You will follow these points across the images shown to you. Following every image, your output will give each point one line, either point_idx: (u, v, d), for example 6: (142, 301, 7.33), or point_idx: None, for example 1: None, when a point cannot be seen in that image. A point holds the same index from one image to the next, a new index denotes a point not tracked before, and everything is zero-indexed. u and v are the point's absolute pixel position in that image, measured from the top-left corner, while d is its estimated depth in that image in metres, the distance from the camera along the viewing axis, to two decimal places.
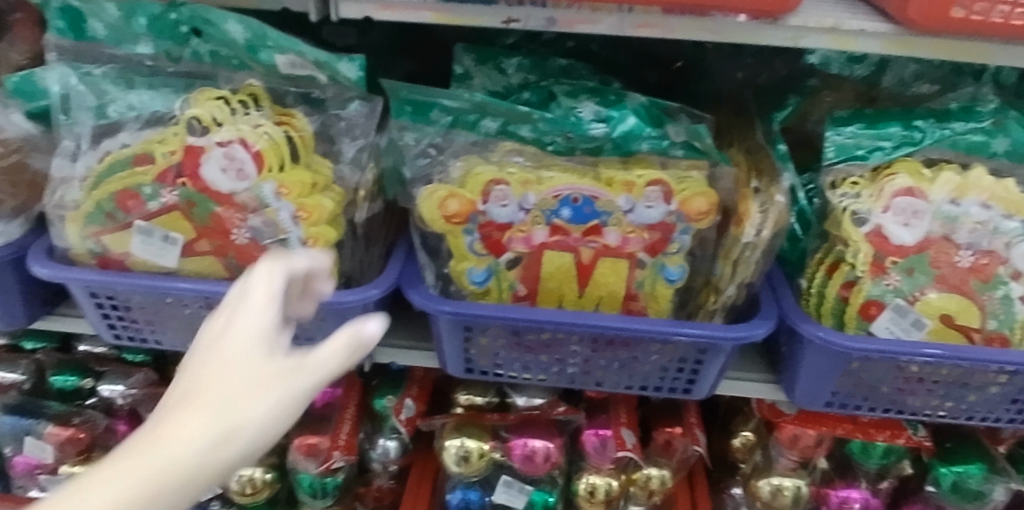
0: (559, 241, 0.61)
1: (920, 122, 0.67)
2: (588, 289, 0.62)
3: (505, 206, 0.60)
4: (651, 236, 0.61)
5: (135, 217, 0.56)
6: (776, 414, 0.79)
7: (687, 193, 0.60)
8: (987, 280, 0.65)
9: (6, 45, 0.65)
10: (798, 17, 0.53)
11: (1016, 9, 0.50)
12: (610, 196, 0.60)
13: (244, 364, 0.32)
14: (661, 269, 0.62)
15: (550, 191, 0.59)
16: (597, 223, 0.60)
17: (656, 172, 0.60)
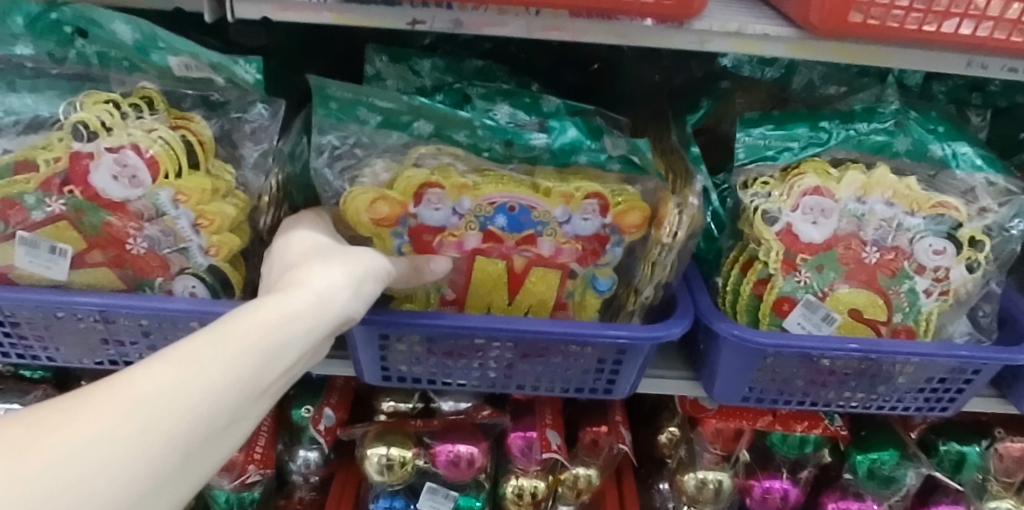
0: (490, 247, 0.60)
1: (826, 122, 0.69)
2: (517, 297, 0.62)
3: (437, 209, 0.59)
4: (582, 248, 0.61)
5: (17, 227, 0.53)
6: (698, 410, 0.82)
7: (622, 208, 0.61)
8: (893, 274, 0.67)
9: None
10: (703, 21, 0.54)
11: (910, 14, 0.52)
12: (547, 207, 0.59)
13: (334, 252, 0.49)
14: (591, 280, 0.63)
15: (485, 198, 0.59)
16: (532, 233, 0.60)
17: (595, 185, 0.60)
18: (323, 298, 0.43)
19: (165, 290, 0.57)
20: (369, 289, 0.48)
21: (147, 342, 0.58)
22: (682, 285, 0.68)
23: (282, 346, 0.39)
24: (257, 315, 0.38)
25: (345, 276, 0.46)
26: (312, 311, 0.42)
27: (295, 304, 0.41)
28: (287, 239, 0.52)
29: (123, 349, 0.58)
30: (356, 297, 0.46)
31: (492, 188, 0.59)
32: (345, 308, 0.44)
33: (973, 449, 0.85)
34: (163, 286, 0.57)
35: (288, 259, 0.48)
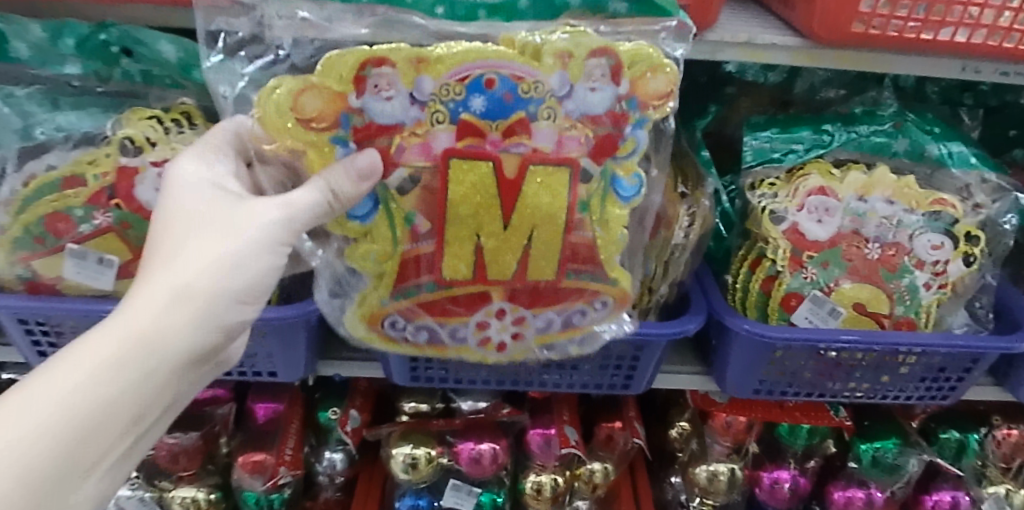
0: (467, 145, 0.50)
1: (828, 126, 0.73)
2: (513, 217, 0.52)
3: (389, 99, 0.49)
4: (597, 140, 0.51)
5: (67, 240, 0.55)
6: (709, 403, 0.85)
7: (639, 72, 0.50)
8: (893, 269, 0.70)
9: None
10: (714, 33, 0.57)
11: (909, 23, 0.55)
12: (540, 76, 0.48)
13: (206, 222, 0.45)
14: (613, 180, 0.54)
15: (451, 73, 0.48)
16: (523, 117, 0.49)
17: (599, 40, 0.48)
18: (172, 315, 0.42)
19: None
20: (257, 267, 0.45)
21: None
22: (694, 281, 0.71)
23: (122, 376, 0.39)
24: (93, 348, 0.39)
25: (213, 270, 0.43)
26: (164, 329, 0.41)
27: (146, 319, 0.41)
28: (176, 179, 0.48)
29: None
30: (232, 290, 0.44)
31: (456, 58, 0.47)
32: (215, 313, 0.44)
33: (972, 436, 0.90)
34: None
35: (167, 227, 0.45)
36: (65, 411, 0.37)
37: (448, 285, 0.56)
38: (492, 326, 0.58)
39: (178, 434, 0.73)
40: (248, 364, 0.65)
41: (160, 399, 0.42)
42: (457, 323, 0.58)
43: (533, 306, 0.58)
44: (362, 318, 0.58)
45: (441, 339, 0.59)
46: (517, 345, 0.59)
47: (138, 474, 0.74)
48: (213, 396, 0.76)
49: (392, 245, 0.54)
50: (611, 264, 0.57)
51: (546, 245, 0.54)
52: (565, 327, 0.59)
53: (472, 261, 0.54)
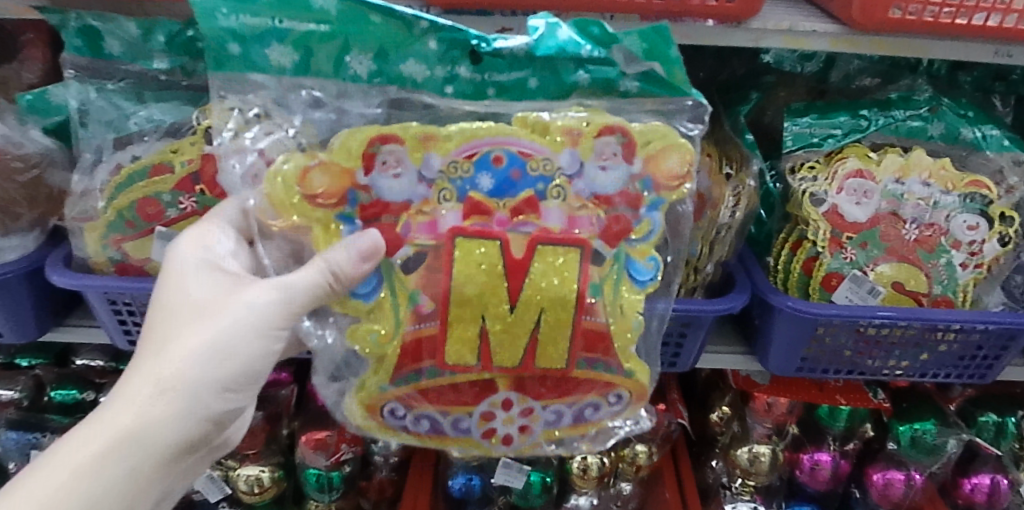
0: (474, 224, 0.53)
1: (865, 111, 0.76)
2: (521, 298, 0.54)
3: (399, 177, 0.52)
4: (606, 220, 0.54)
5: (156, 223, 0.59)
6: (751, 385, 0.87)
7: (652, 151, 0.53)
8: (931, 249, 0.72)
9: (16, 67, 0.66)
10: (758, 21, 0.59)
11: (944, 9, 0.58)
12: (549, 153, 0.52)
13: (192, 313, 0.50)
14: (625, 261, 0.56)
15: (463, 148, 0.51)
16: (531, 195, 0.53)
17: (612, 118, 0.52)
18: (157, 407, 0.47)
19: None
20: (239, 356, 0.49)
21: None
22: (738, 263, 0.74)
23: (112, 465, 0.45)
24: (87, 437, 0.45)
25: (199, 363, 0.48)
26: (150, 421, 0.47)
27: (131, 413, 0.46)
28: (174, 263, 0.52)
29: None
30: (218, 378, 0.49)
31: (465, 136, 0.51)
32: (202, 401, 0.49)
33: (1009, 419, 0.90)
34: None
35: (165, 318, 0.50)
36: (54, 500, 0.43)
37: (451, 372, 0.57)
38: (498, 417, 0.59)
39: None
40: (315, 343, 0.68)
41: (152, 479, 0.48)
42: (460, 412, 0.59)
43: (539, 396, 0.59)
44: (362, 403, 0.59)
45: (440, 429, 0.60)
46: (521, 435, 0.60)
47: None
48: (275, 379, 0.81)
49: (397, 328, 0.55)
50: (625, 354, 0.58)
51: (555, 332, 0.55)
52: (573, 421, 0.61)
53: (479, 346, 0.55)
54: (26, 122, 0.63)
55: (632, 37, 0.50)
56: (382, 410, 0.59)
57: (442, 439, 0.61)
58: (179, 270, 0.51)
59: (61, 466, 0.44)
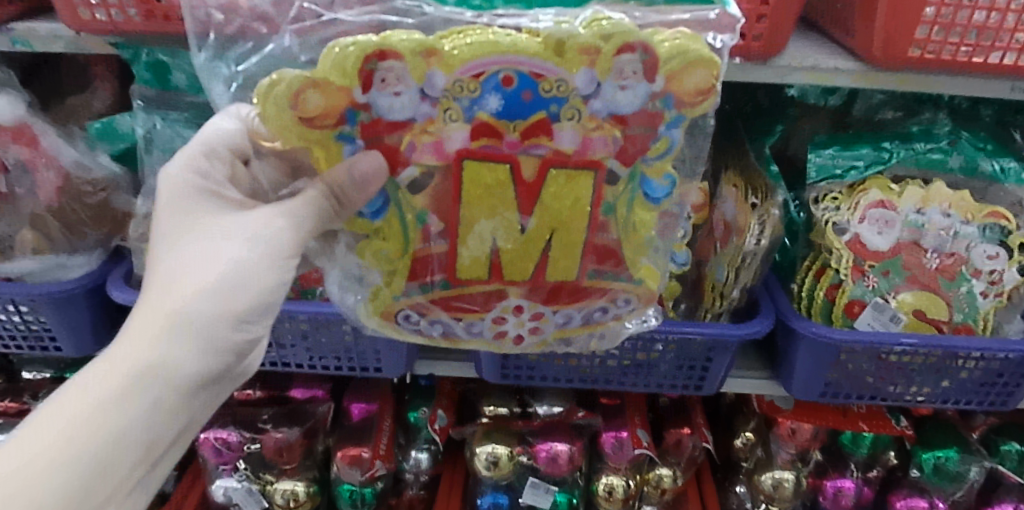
0: (482, 145, 0.48)
1: (887, 144, 0.78)
2: (534, 217, 0.52)
3: (398, 96, 0.46)
4: (624, 140, 0.49)
5: None
6: (774, 410, 0.89)
7: (677, 69, 0.46)
8: (952, 277, 0.74)
9: (91, 95, 0.72)
10: (783, 58, 0.62)
11: (962, 48, 0.59)
12: (563, 74, 0.45)
13: (205, 245, 0.49)
14: (643, 182, 0.52)
15: (467, 68, 0.45)
16: (544, 117, 0.47)
17: (637, 33, 0.44)
18: (180, 338, 0.47)
19: (324, 296, 0.69)
20: (259, 284, 0.50)
21: (304, 344, 0.70)
22: (763, 290, 0.77)
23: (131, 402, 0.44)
24: (105, 371, 0.44)
25: (215, 295, 0.48)
26: (172, 352, 0.46)
27: (151, 345, 0.46)
28: (175, 198, 0.51)
29: (283, 351, 0.71)
30: (232, 311, 0.49)
31: (468, 53, 0.44)
32: (217, 334, 0.48)
33: None
34: (322, 293, 0.69)
35: (169, 255, 0.50)
36: (82, 427, 0.43)
37: (462, 285, 0.56)
38: (509, 321, 0.57)
39: (283, 429, 0.80)
40: (357, 360, 0.71)
41: (174, 417, 0.47)
42: (473, 318, 0.57)
43: (552, 302, 0.57)
44: (376, 312, 0.58)
45: (453, 333, 0.59)
46: (533, 337, 0.58)
47: (247, 466, 0.82)
48: (311, 395, 0.83)
49: (405, 246, 0.54)
50: (637, 265, 0.56)
51: (568, 252, 0.54)
52: (584, 323, 0.59)
53: (491, 256, 0.54)
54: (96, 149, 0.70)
55: None
56: (398, 316, 0.58)
57: (457, 342, 0.60)
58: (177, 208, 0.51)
59: (84, 396, 0.43)
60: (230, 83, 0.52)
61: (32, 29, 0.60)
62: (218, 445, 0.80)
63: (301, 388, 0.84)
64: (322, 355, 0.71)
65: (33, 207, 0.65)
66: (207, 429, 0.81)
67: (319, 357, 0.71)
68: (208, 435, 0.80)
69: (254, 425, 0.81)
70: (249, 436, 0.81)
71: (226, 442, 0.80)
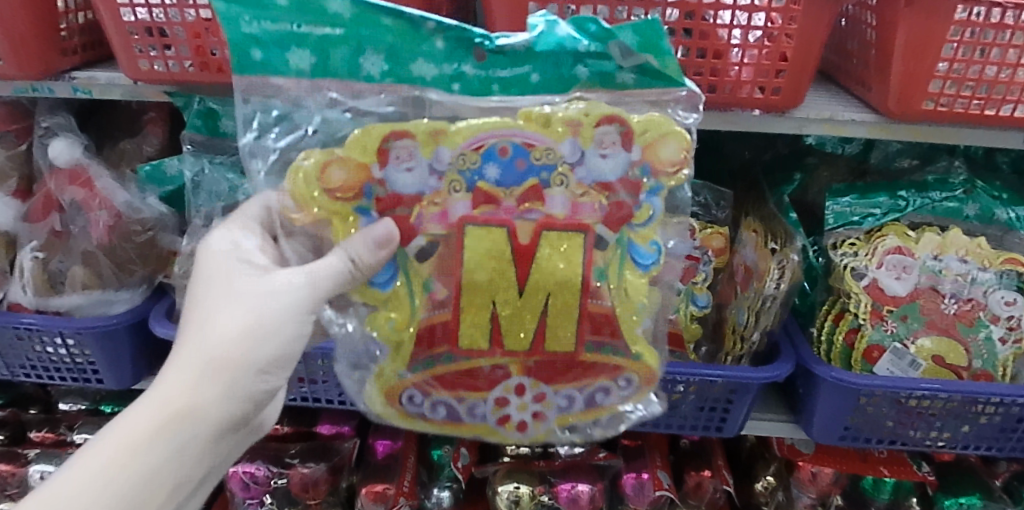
0: (482, 212, 0.53)
1: (904, 192, 0.81)
2: (529, 283, 0.55)
3: (410, 170, 0.52)
4: (610, 206, 0.54)
5: None
6: (795, 453, 0.90)
7: (650, 140, 0.52)
8: (971, 323, 0.75)
9: (141, 140, 0.76)
10: (801, 111, 0.64)
11: (974, 101, 0.61)
12: (551, 143, 0.51)
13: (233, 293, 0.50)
14: (631, 248, 0.56)
15: (468, 141, 0.51)
16: (536, 184, 0.52)
17: (610, 109, 0.51)
18: (207, 385, 0.48)
19: None
20: (283, 335, 0.50)
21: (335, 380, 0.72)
22: (784, 335, 0.78)
23: (160, 445, 0.46)
24: (137, 415, 0.46)
25: (241, 343, 0.48)
26: (198, 398, 0.47)
27: (179, 391, 0.47)
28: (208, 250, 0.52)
29: (314, 386, 0.73)
30: (259, 360, 0.49)
31: (470, 129, 0.51)
32: (244, 381, 0.49)
33: None
34: None
35: (199, 301, 0.50)
36: (112, 469, 0.44)
37: (464, 357, 0.58)
38: (512, 403, 0.59)
39: (310, 465, 0.83)
40: None
41: (200, 457, 0.49)
42: (476, 398, 0.59)
43: (551, 380, 0.59)
44: (380, 390, 0.59)
45: (458, 417, 0.60)
46: (538, 422, 0.60)
47: (272, 501, 0.84)
48: (338, 432, 0.86)
49: (411, 314, 0.57)
50: (633, 336, 0.58)
51: (563, 315, 0.56)
52: (587, 406, 0.60)
53: (489, 322, 0.56)
54: (147, 191, 0.72)
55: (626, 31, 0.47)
56: (402, 399, 0.60)
57: (461, 428, 0.61)
58: (208, 254, 0.52)
59: (116, 439, 0.45)
60: (268, 158, 0.55)
61: (93, 78, 0.64)
62: (246, 479, 0.82)
63: (328, 425, 0.86)
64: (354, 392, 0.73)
65: (86, 245, 0.70)
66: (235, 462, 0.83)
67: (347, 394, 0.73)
68: (236, 468, 0.82)
69: (282, 460, 0.84)
70: (276, 471, 0.83)
71: (254, 476, 0.82)
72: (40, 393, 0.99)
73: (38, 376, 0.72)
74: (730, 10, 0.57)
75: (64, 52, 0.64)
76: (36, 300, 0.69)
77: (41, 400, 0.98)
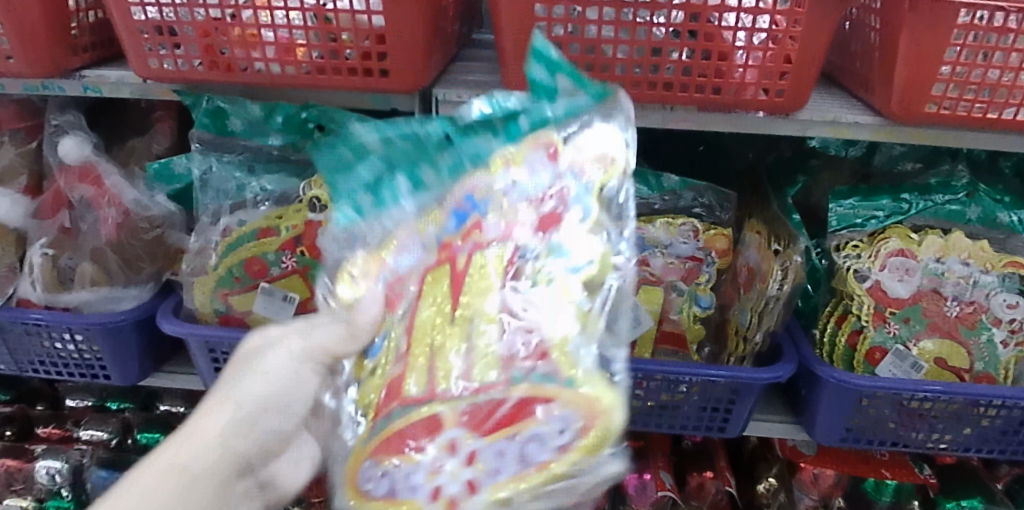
0: (444, 267, 0.48)
1: (907, 195, 0.81)
2: (458, 307, 0.45)
3: (404, 251, 0.50)
4: (542, 217, 0.45)
5: (260, 280, 0.69)
6: (797, 455, 0.91)
7: (581, 144, 0.45)
8: (973, 326, 0.75)
9: (149, 138, 0.77)
10: (804, 113, 0.65)
11: (977, 104, 0.61)
12: (489, 179, 0.47)
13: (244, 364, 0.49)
14: (557, 251, 0.42)
15: (440, 207, 0.49)
16: (477, 219, 0.47)
17: (548, 133, 0.46)
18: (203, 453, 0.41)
19: None
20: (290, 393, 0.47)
21: None
22: (787, 337, 0.78)
23: None
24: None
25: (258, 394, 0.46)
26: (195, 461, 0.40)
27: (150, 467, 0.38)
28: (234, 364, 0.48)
29: None
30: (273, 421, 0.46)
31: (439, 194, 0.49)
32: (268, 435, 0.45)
33: None
34: None
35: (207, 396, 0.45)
36: None
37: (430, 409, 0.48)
38: (445, 468, 0.39)
39: None
40: None
41: None
42: (408, 465, 0.40)
43: (485, 432, 0.39)
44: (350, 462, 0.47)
45: (396, 488, 0.40)
46: (471, 500, 0.37)
47: None
48: None
49: (382, 376, 0.48)
50: (564, 355, 0.39)
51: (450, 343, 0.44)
52: (519, 466, 0.37)
53: (454, 363, 0.43)
54: (154, 188, 0.73)
55: (536, 66, 0.45)
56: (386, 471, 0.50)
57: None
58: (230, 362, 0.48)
59: None
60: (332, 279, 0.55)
61: (102, 76, 0.65)
62: None
63: None
64: None
65: (95, 242, 0.70)
66: None
67: None
68: None
69: None
70: None
71: None
72: (48, 389, 1.00)
73: (46, 373, 0.73)
74: (734, 12, 0.57)
75: (75, 50, 0.65)
76: (45, 296, 0.70)
77: (47, 396, 1.00)
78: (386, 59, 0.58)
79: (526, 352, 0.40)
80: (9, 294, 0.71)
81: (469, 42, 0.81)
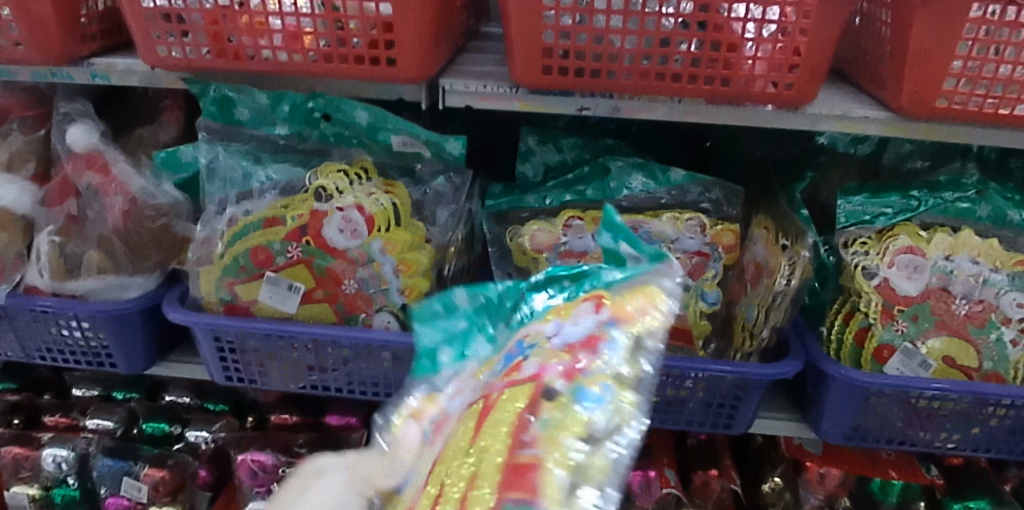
0: (485, 402, 0.48)
1: (916, 192, 0.80)
2: (478, 436, 0.45)
3: (457, 398, 0.55)
4: (576, 361, 0.47)
5: (266, 269, 0.69)
6: (804, 454, 0.91)
7: (619, 302, 0.52)
8: (982, 324, 0.75)
9: (157, 127, 0.77)
10: (813, 107, 0.64)
11: (988, 99, 0.60)
12: (537, 327, 0.52)
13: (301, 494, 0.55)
14: (577, 392, 0.44)
15: (491, 357, 0.54)
16: (518, 361, 0.49)
17: (588, 289, 0.54)
18: None
19: (366, 323, 0.70)
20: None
21: (345, 369, 0.70)
22: (794, 334, 0.77)
23: None
24: None
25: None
26: None
27: None
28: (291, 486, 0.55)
29: (324, 375, 0.70)
30: None
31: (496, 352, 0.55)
32: None
33: None
34: (365, 320, 0.70)
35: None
36: None
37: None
38: None
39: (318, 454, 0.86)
40: (394, 388, 0.71)
41: None
42: None
43: None
44: None
45: None
46: None
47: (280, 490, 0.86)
48: (345, 423, 0.92)
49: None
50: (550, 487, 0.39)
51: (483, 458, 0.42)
52: None
53: (462, 484, 0.42)
54: (161, 177, 0.73)
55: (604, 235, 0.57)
56: None
57: None
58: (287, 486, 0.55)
59: None
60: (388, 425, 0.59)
61: (111, 64, 0.65)
62: (255, 468, 0.86)
63: (336, 416, 0.92)
64: (365, 383, 0.71)
65: (101, 229, 0.70)
66: (245, 451, 0.87)
67: (360, 384, 0.71)
68: (246, 457, 0.86)
69: (290, 449, 0.88)
70: (286, 460, 0.86)
71: (263, 464, 0.85)
72: (54, 377, 1.01)
73: (52, 360, 0.73)
74: (744, 3, 0.57)
75: (84, 38, 0.65)
76: (52, 283, 0.70)
77: (55, 385, 1.01)
78: (394, 47, 0.58)
79: (524, 489, 0.39)
80: (16, 281, 0.71)
81: (476, 35, 0.81)
